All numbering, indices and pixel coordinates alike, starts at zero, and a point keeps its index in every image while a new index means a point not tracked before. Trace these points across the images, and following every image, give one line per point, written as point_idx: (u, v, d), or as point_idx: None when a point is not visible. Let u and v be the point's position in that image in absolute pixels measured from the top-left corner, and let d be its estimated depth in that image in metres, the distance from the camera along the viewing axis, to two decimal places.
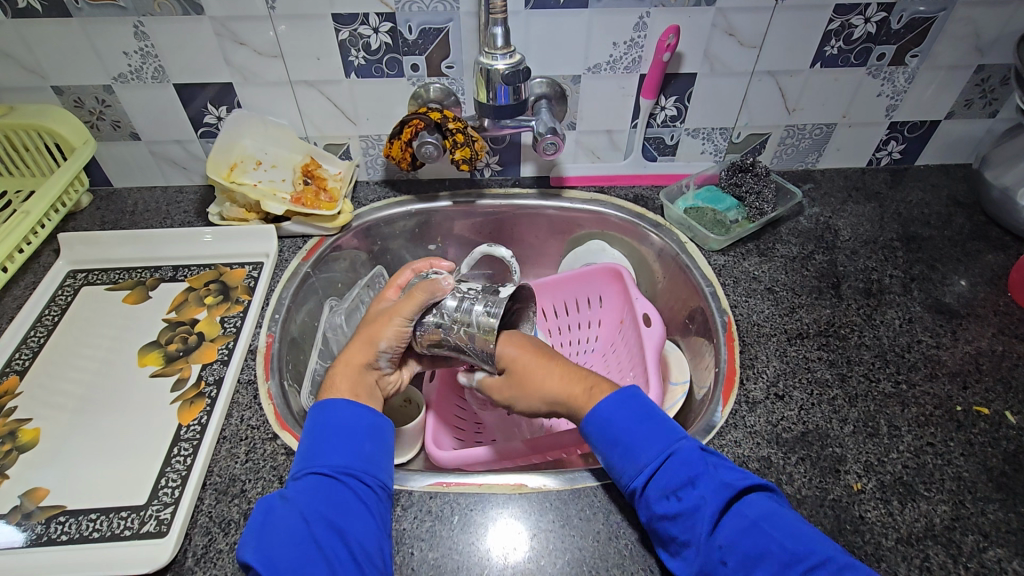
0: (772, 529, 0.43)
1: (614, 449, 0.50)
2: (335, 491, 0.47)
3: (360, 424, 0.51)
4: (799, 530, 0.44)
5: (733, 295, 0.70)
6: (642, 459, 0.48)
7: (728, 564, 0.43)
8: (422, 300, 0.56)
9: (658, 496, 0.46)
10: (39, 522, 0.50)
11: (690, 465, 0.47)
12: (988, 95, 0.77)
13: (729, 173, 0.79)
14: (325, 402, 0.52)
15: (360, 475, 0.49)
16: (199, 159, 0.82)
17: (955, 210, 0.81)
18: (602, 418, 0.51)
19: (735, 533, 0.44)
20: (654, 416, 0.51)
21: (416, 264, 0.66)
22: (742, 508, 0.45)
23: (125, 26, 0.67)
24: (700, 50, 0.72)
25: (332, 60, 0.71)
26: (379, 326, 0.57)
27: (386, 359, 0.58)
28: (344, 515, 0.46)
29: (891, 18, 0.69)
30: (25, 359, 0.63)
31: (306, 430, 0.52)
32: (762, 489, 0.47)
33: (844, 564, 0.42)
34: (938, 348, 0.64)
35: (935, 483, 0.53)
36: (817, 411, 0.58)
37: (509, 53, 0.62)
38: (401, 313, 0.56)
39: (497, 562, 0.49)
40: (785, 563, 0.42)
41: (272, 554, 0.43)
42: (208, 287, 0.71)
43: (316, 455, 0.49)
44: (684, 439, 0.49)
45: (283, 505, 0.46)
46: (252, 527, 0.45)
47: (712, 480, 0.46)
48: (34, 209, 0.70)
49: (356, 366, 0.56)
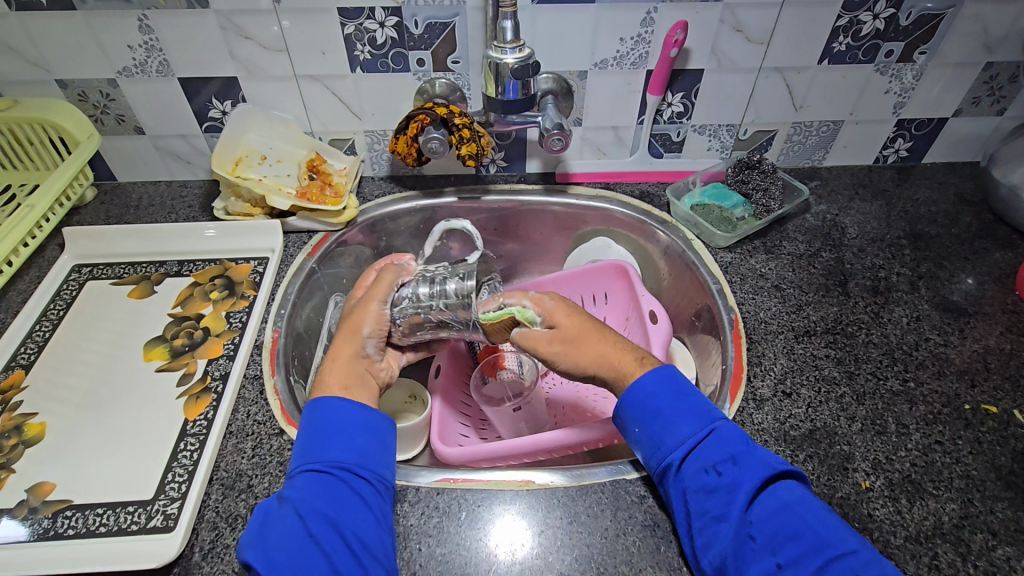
0: (805, 514, 0.44)
1: (656, 420, 0.50)
2: (329, 486, 0.47)
3: (352, 419, 0.51)
4: (825, 521, 0.44)
5: (741, 292, 0.70)
6: (686, 432, 0.49)
7: (756, 540, 0.44)
8: (391, 280, 0.61)
9: (696, 468, 0.47)
10: (46, 516, 0.50)
11: (729, 443, 0.48)
12: (997, 93, 0.77)
13: (735, 170, 0.79)
14: (318, 399, 0.52)
15: (354, 469, 0.48)
16: (203, 153, 0.82)
17: (962, 208, 0.80)
18: (648, 390, 0.51)
19: (768, 512, 0.45)
20: (695, 394, 0.52)
21: (376, 263, 0.67)
22: (777, 489, 0.46)
23: (129, 20, 0.67)
24: (707, 45, 0.71)
25: (338, 55, 0.70)
26: (358, 316, 0.58)
27: (372, 346, 0.58)
28: (339, 510, 0.46)
29: (900, 14, 0.69)
30: (30, 354, 0.63)
31: (302, 425, 0.52)
32: (794, 476, 0.48)
33: (869, 556, 0.42)
34: (946, 346, 0.64)
35: (943, 481, 0.53)
36: (825, 408, 0.58)
37: (518, 47, 0.62)
38: (374, 297, 0.59)
39: (504, 559, 0.49)
40: (815, 545, 0.43)
41: (272, 554, 0.43)
42: (213, 282, 0.71)
43: (310, 450, 0.49)
44: (725, 420, 0.50)
45: (282, 503, 0.46)
46: (252, 529, 0.46)
47: (752, 460, 0.47)
48: (39, 203, 0.69)
49: (346, 357, 0.56)
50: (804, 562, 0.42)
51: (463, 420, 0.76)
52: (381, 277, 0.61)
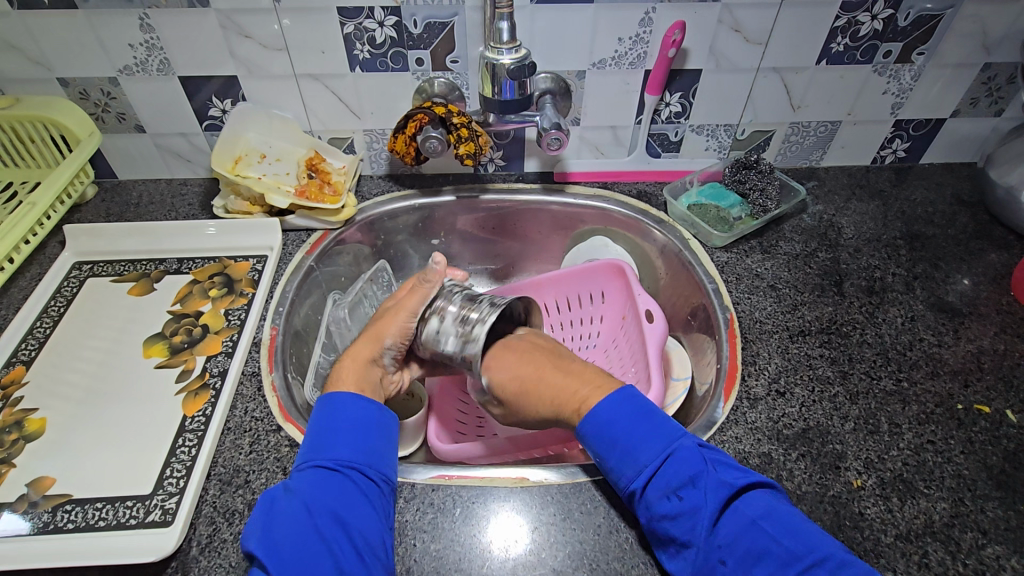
0: (771, 528, 0.44)
1: (614, 450, 0.50)
2: (337, 484, 0.47)
3: (366, 421, 0.52)
4: (795, 527, 0.44)
5: (736, 292, 0.70)
6: (643, 460, 0.48)
7: (727, 564, 0.43)
8: (426, 294, 0.60)
9: (659, 495, 0.46)
10: (46, 510, 0.51)
11: (689, 463, 0.47)
12: (995, 94, 0.77)
13: (733, 170, 0.79)
14: (332, 394, 0.54)
15: (364, 469, 0.49)
16: (203, 151, 0.82)
17: (959, 209, 0.80)
18: (603, 419, 0.51)
19: (734, 532, 0.44)
20: (653, 413, 0.51)
21: (429, 261, 0.66)
22: (741, 506, 0.45)
23: (131, 18, 0.67)
24: (706, 46, 0.71)
25: (337, 54, 0.71)
26: (384, 323, 0.60)
27: (390, 356, 0.60)
28: (348, 507, 0.46)
29: (898, 15, 0.69)
30: (31, 350, 0.64)
31: (311, 423, 0.53)
32: (759, 487, 0.47)
33: (843, 561, 0.42)
34: (939, 346, 0.64)
35: (935, 481, 0.53)
36: (818, 408, 0.58)
37: (514, 48, 0.62)
38: (406, 310, 0.59)
39: (498, 555, 0.49)
40: (785, 560, 0.42)
41: (274, 547, 0.43)
42: (212, 279, 0.72)
43: (320, 447, 0.50)
44: (685, 438, 0.49)
45: (286, 496, 0.46)
46: (257, 518, 0.45)
47: (712, 480, 0.46)
48: (41, 200, 0.70)
49: (359, 360, 0.58)
50: None
51: (458, 419, 0.76)
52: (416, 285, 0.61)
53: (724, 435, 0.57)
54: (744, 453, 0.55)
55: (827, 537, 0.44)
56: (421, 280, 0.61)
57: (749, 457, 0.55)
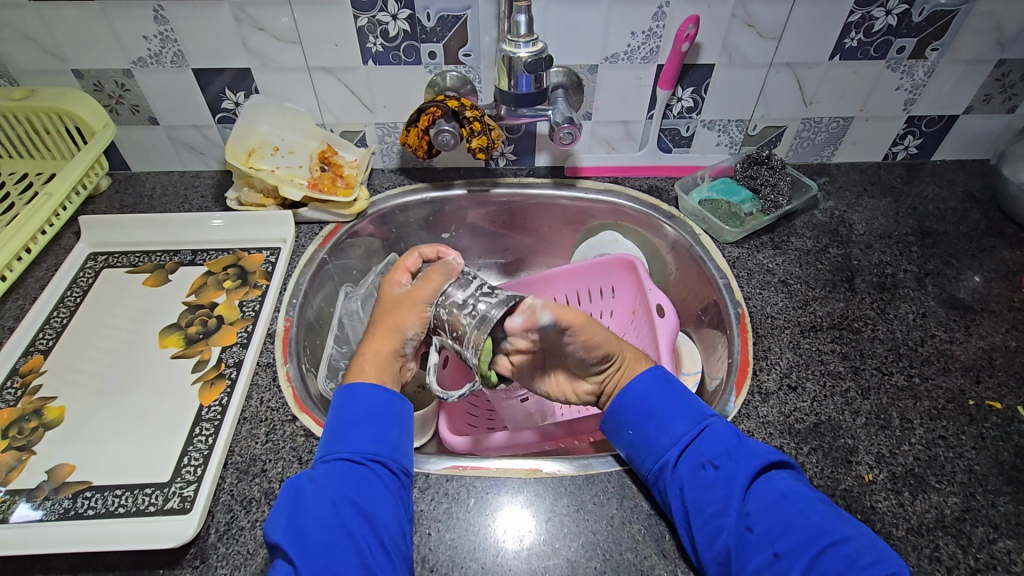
0: (799, 502, 0.45)
1: (648, 420, 0.52)
2: (360, 478, 0.48)
3: (387, 411, 0.53)
4: (824, 507, 0.45)
5: (748, 287, 0.70)
6: (677, 432, 0.50)
7: (755, 531, 0.44)
8: (439, 283, 0.59)
9: (691, 464, 0.48)
10: (66, 497, 0.52)
11: (723, 439, 0.49)
12: (1008, 90, 0.77)
13: (745, 165, 0.79)
14: (350, 386, 0.54)
15: (388, 461, 0.50)
16: (216, 144, 0.82)
17: (971, 206, 0.80)
18: (642, 390, 0.54)
19: (764, 504, 0.45)
20: (685, 393, 0.54)
21: (423, 247, 0.65)
22: (771, 480, 0.47)
23: (145, 11, 0.67)
24: (719, 40, 0.71)
25: (350, 47, 0.71)
26: (399, 314, 0.58)
27: (410, 345, 0.59)
28: (372, 499, 0.47)
29: (912, 10, 0.69)
30: (49, 339, 0.65)
31: (332, 413, 0.53)
32: (788, 469, 0.49)
33: (866, 539, 0.43)
34: (951, 343, 0.64)
35: (946, 475, 0.53)
36: (830, 403, 0.59)
37: (532, 41, 0.62)
38: (421, 298, 0.58)
39: (512, 546, 0.50)
40: (812, 533, 0.43)
41: (300, 536, 0.44)
42: (226, 271, 0.72)
43: (342, 439, 0.50)
44: (716, 418, 0.52)
45: (310, 486, 0.47)
46: (282, 506, 0.46)
47: (744, 454, 0.48)
48: (57, 191, 0.70)
49: (381, 356, 0.57)
50: (801, 552, 0.42)
51: (470, 411, 0.77)
52: (428, 275, 0.59)
53: (735, 429, 0.57)
54: None
55: (848, 521, 0.45)
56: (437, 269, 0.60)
57: None
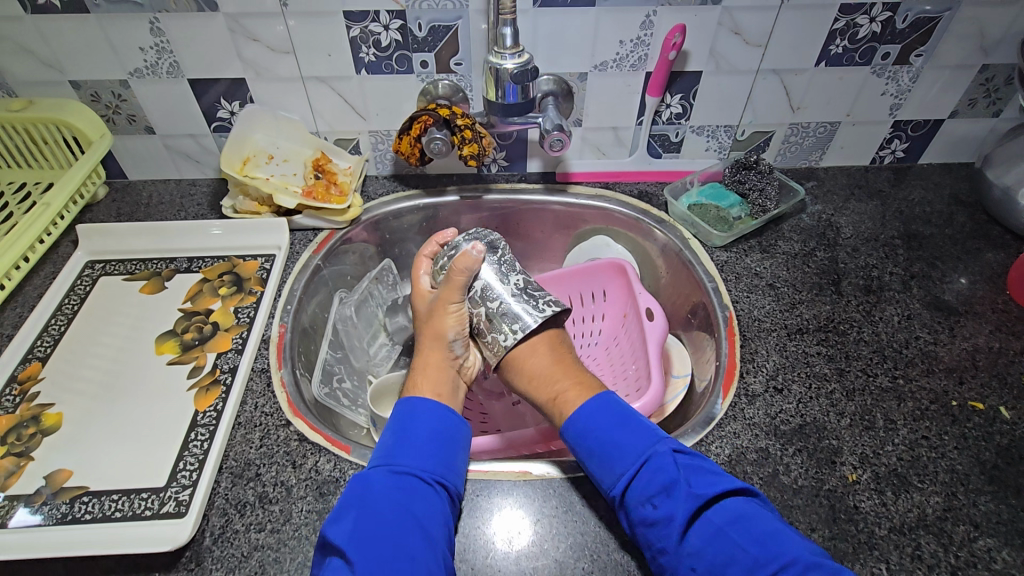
0: (737, 536, 0.45)
1: (593, 456, 0.52)
2: (424, 496, 0.48)
3: (454, 434, 0.54)
4: (771, 534, 0.45)
5: (735, 291, 0.71)
6: (619, 468, 0.50)
7: (697, 571, 0.44)
8: (463, 282, 0.62)
9: (635, 503, 0.48)
10: (63, 502, 0.53)
11: (661, 472, 0.49)
12: (993, 94, 0.78)
13: (733, 171, 0.81)
14: (419, 401, 0.56)
15: (452, 485, 0.51)
16: (212, 152, 0.84)
17: (956, 209, 0.81)
18: (582, 422, 0.54)
19: (704, 540, 0.45)
20: (631, 417, 0.54)
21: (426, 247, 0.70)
22: (709, 515, 0.47)
23: (141, 22, 0.69)
24: (706, 48, 0.73)
25: (343, 57, 0.72)
26: (439, 321, 0.62)
27: (459, 346, 0.62)
28: (431, 517, 0.47)
29: (896, 17, 0.70)
30: (47, 346, 0.66)
31: (394, 426, 0.54)
32: (739, 493, 0.48)
33: (810, 565, 0.42)
34: (935, 344, 0.65)
35: (928, 475, 0.54)
36: (815, 404, 0.60)
37: (517, 53, 0.63)
38: (451, 300, 0.63)
39: (502, 547, 0.50)
40: (752, 567, 0.43)
41: (361, 539, 0.44)
42: (221, 278, 0.73)
43: (409, 452, 0.51)
44: (660, 445, 0.51)
45: (375, 494, 0.48)
46: (351, 502, 0.47)
47: (683, 490, 0.47)
48: (54, 201, 0.72)
49: (436, 366, 0.61)
50: None
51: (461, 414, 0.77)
52: (453, 273, 0.62)
53: (722, 430, 0.58)
54: (741, 448, 0.56)
55: (802, 541, 0.45)
56: (455, 266, 0.62)
57: (746, 452, 0.56)
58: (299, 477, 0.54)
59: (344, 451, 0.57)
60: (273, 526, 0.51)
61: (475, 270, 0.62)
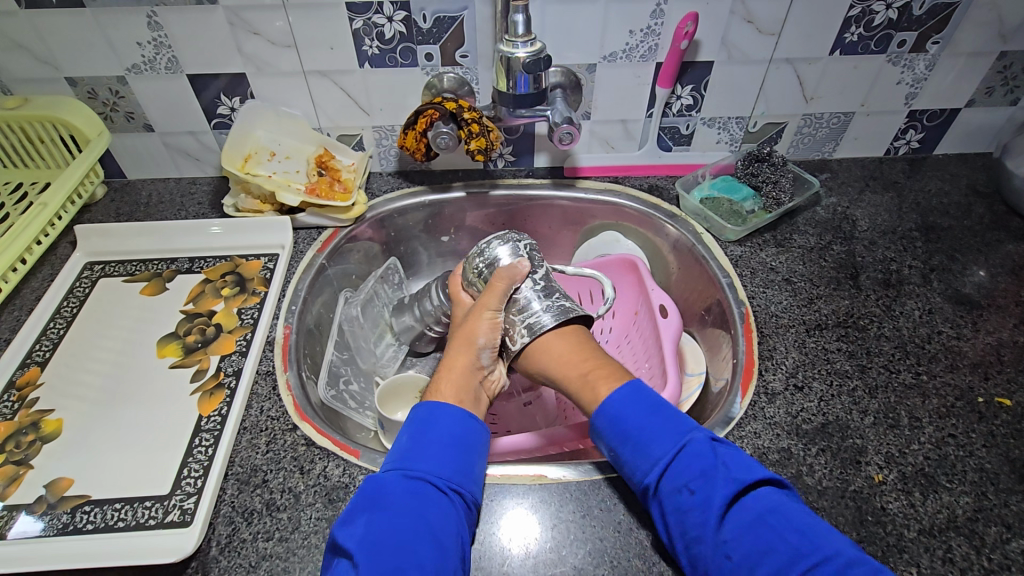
0: (777, 524, 0.42)
1: (627, 443, 0.50)
2: (437, 503, 0.46)
3: (472, 439, 0.51)
4: (809, 526, 0.42)
5: (751, 286, 0.70)
6: (655, 453, 0.48)
7: (733, 559, 0.42)
8: (505, 288, 0.59)
9: (670, 489, 0.46)
10: (64, 511, 0.51)
11: (699, 459, 0.46)
12: (1011, 82, 0.76)
13: (745, 164, 0.78)
14: (435, 402, 0.53)
15: (468, 492, 0.48)
16: (212, 150, 0.82)
17: (974, 200, 0.80)
18: (617, 409, 0.51)
19: (741, 528, 0.43)
20: (664, 406, 0.51)
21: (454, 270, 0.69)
22: (748, 502, 0.44)
23: (139, 17, 0.67)
24: (718, 37, 0.71)
25: (346, 50, 0.70)
26: (473, 324, 0.58)
27: (487, 355, 0.58)
28: (444, 525, 0.45)
29: (913, 4, 0.68)
30: (46, 350, 0.64)
31: (411, 426, 0.52)
32: (773, 484, 0.46)
33: (853, 558, 0.40)
34: (958, 339, 0.63)
35: (957, 475, 0.53)
36: (837, 402, 0.58)
37: (530, 41, 0.61)
38: (490, 306, 0.59)
39: (517, 554, 0.49)
40: (793, 556, 0.40)
41: (369, 544, 0.43)
42: (224, 278, 0.71)
43: (423, 456, 0.49)
44: (697, 434, 0.49)
45: (387, 498, 0.46)
46: (362, 505, 0.46)
47: (721, 477, 0.45)
48: (51, 201, 0.70)
49: (461, 369, 0.56)
50: None
51: None
52: (493, 283, 0.60)
53: (742, 431, 0.56)
54: (763, 449, 0.55)
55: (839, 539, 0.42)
56: (498, 275, 0.60)
57: (768, 454, 0.54)
58: (307, 484, 0.53)
59: (353, 456, 0.55)
60: (281, 535, 0.49)
61: (518, 282, 0.60)
